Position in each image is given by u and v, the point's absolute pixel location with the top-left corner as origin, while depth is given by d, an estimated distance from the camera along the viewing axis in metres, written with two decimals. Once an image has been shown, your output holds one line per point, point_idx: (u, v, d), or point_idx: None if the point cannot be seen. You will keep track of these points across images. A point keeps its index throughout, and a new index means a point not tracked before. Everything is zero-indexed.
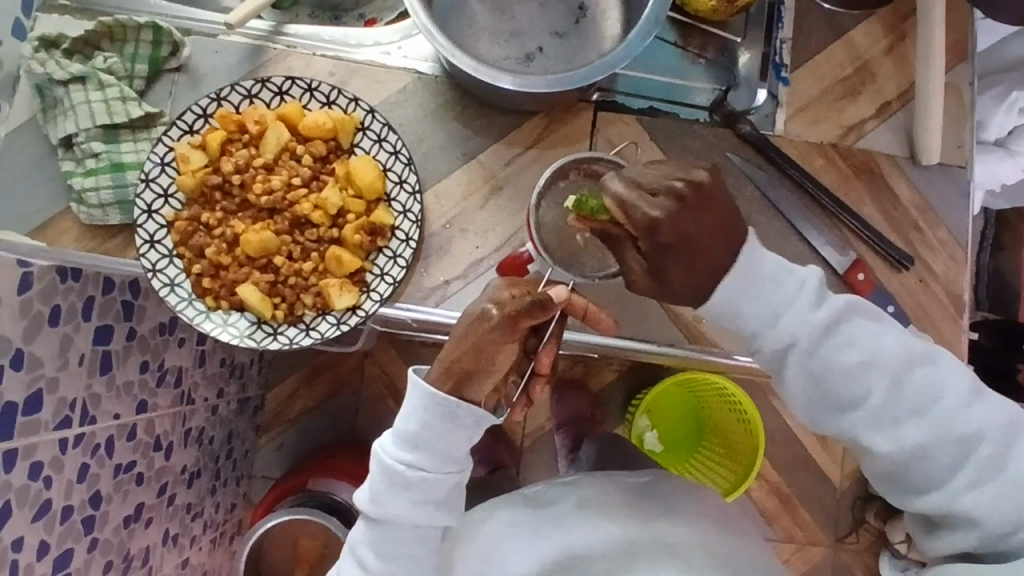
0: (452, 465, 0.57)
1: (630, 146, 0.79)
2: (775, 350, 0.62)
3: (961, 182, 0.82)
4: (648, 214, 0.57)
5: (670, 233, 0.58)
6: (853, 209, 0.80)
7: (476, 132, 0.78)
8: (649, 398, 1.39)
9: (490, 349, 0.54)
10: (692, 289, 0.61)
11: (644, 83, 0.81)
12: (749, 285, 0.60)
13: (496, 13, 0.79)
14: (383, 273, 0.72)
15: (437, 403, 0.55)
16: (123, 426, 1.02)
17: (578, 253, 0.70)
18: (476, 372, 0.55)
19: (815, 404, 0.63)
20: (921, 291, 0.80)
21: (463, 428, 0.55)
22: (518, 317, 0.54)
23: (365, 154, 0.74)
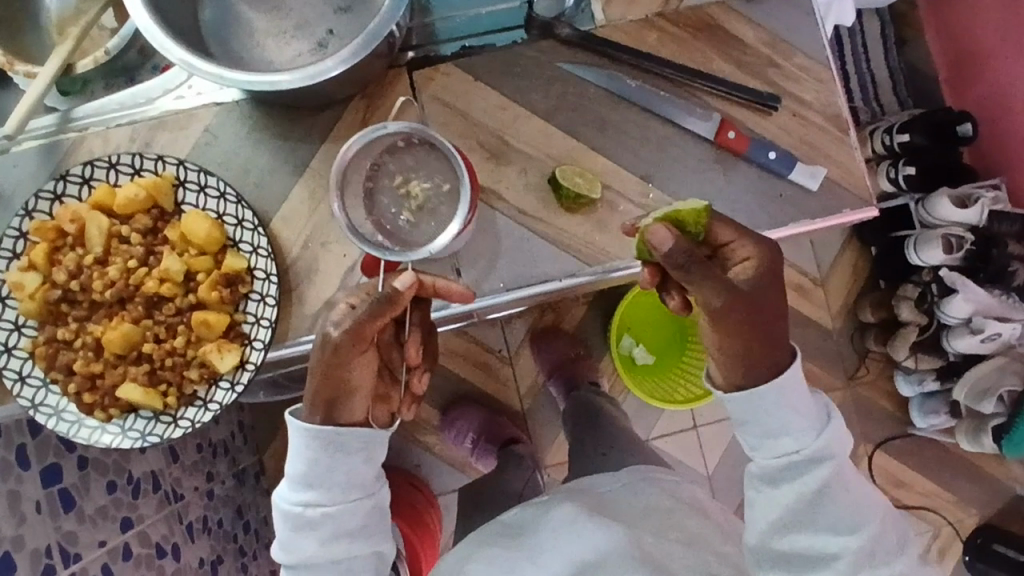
0: (356, 489, 0.58)
1: (459, 94, 0.74)
2: (812, 457, 0.63)
3: (800, 1, 0.78)
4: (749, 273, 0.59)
5: (769, 296, 0.60)
6: (703, 71, 0.76)
7: (300, 141, 0.73)
8: (619, 318, 1.38)
9: (342, 367, 0.56)
10: (757, 355, 0.61)
11: (451, 24, 0.77)
12: (786, 407, 0.62)
13: (270, 12, 0.74)
14: (257, 319, 0.69)
15: (315, 437, 0.57)
16: (114, 550, 1.00)
17: (410, 231, 0.68)
18: (340, 397, 0.57)
19: (798, 511, 0.63)
20: (799, 125, 0.77)
21: (351, 453, 0.57)
22: (358, 329, 0.55)
23: (194, 208, 0.69)
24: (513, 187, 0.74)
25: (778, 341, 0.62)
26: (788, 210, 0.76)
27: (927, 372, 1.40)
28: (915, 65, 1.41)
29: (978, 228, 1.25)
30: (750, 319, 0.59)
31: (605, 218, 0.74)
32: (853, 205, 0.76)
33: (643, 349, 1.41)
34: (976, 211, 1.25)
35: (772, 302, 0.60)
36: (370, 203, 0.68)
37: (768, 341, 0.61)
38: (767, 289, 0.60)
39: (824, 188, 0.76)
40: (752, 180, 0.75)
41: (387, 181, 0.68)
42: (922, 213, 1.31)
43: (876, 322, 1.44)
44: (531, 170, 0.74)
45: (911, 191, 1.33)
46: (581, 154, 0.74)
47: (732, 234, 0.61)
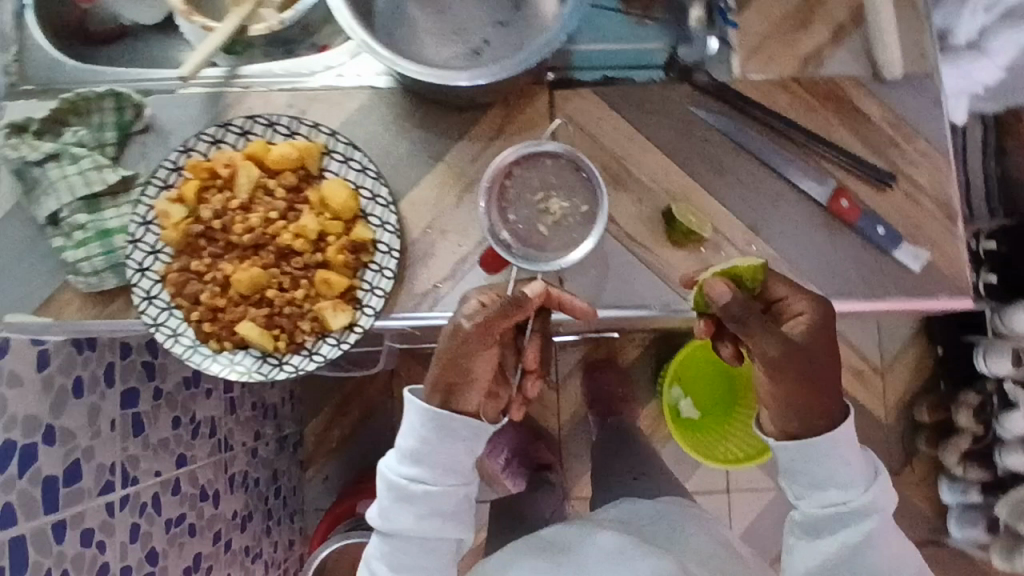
0: (458, 470, 0.63)
1: (592, 119, 0.79)
2: (855, 510, 0.67)
3: (931, 90, 0.81)
4: (810, 321, 0.67)
5: (823, 348, 0.66)
6: (826, 139, 0.79)
7: (439, 133, 0.79)
8: (674, 367, 1.39)
9: (465, 358, 0.61)
10: (812, 407, 0.66)
11: (595, 54, 0.81)
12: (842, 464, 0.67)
13: (436, 15, 0.80)
14: (372, 287, 0.74)
15: (434, 418, 0.62)
16: (166, 482, 1.07)
17: (545, 242, 0.72)
18: (460, 385, 0.62)
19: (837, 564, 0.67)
20: (910, 206, 0.79)
21: (460, 440, 0.63)
22: (488, 324, 0.60)
23: (335, 177, 0.75)
24: (625, 213, 0.78)
25: (830, 395, 0.67)
26: (885, 286, 0.78)
27: (974, 483, 1.37)
28: None
29: None
30: (805, 370, 0.65)
31: (709, 258, 0.77)
32: (950, 293, 0.78)
33: (690, 402, 1.41)
34: None
35: (827, 357, 0.66)
36: (507, 212, 0.72)
37: (822, 397, 0.66)
38: (822, 339, 0.66)
39: (925, 271, 0.78)
40: (855, 250, 0.78)
41: (527, 194, 0.73)
42: (996, 321, 1.28)
43: (930, 423, 1.42)
44: (645, 201, 0.78)
45: (989, 300, 1.31)
46: (694, 194, 0.78)
47: (786, 290, 0.69)
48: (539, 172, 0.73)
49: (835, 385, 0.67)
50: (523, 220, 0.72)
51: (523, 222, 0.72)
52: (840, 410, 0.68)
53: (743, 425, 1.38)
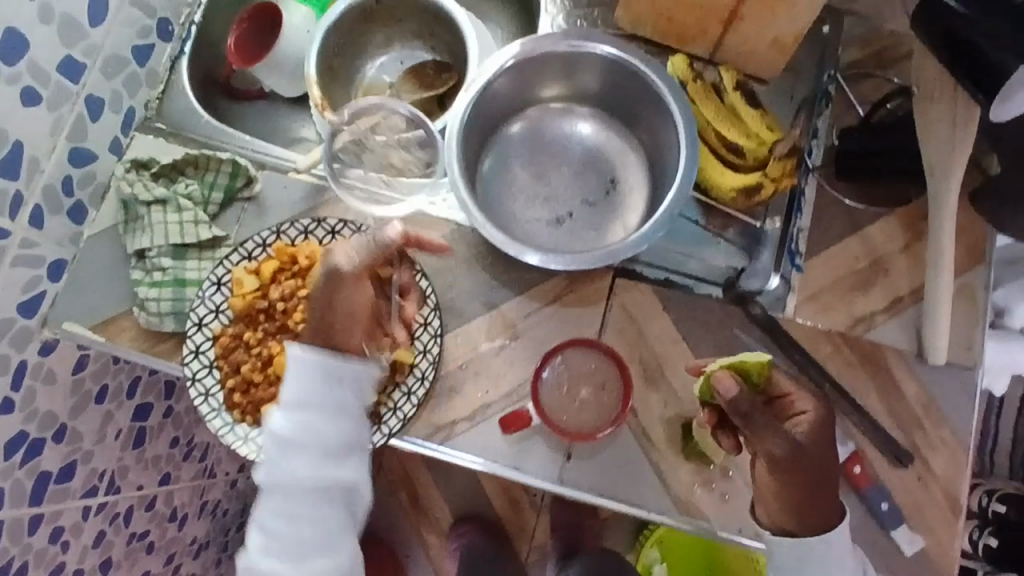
0: (321, 516, 0.70)
1: (645, 315, 0.84)
2: None
3: (970, 385, 0.83)
4: (811, 424, 0.72)
5: (821, 453, 0.71)
6: (857, 401, 0.82)
7: (503, 283, 0.84)
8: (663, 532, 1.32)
9: (343, 293, 0.75)
10: (812, 510, 0.73)
11: (666, 257, 0.86)
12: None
13: (533, 177, 0.87)
14: (395, 407, 0.78)
15: (275, 498, 0.70)
16: (144, 498, 1.07)
17: (583, 414, 0.80)
18: (346, 327, 0.74)
19: None
20: (920, 490, 0.80)
21: (311, 515, 0.70)
22: (362, 265, 0.76)
23: (397, 295, 0.81)
24: (649, 411, 0.81)
25: (826, 499, 0.73)
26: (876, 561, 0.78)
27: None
28: None
29: None
30: (807, 478, 0.71)
31: (713, 479, 0.79)
32: None
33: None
34: None
35: (824, 463, 0.72)
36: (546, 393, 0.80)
37: (821, 500, 0.72)
38: (821, 444, 0.71)
39: (916, 557, 0.79)
40: (855, 514, 0.80)
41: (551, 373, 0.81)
42: None
43: None
44: (670, 405, 0.81)
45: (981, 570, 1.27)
46: None
47: (791, 387, 0.74)
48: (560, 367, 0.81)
49: (830, 489, 0.73)
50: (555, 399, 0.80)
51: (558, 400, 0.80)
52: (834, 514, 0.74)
53: None
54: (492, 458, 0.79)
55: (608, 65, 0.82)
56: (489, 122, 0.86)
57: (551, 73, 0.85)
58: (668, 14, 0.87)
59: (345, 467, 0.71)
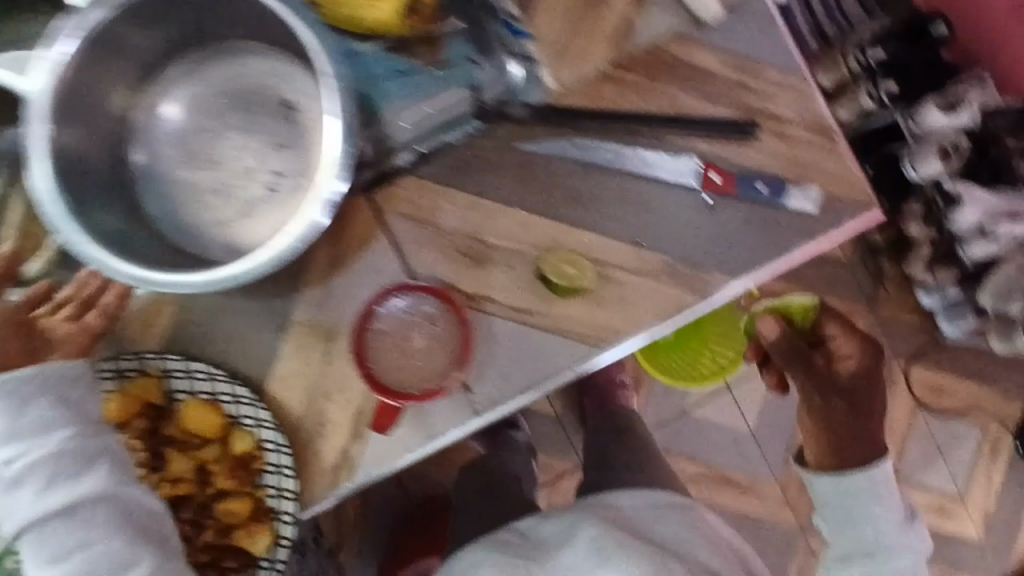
0: (77, 537, 0.61)
1: (427, 206, 0.70)
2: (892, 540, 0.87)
3: (759, 10, 0.72)
4: (849, 365, 0.94)
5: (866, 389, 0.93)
6: (672, 116, 0.71)
7: (277, 293, 0.70)
8: None
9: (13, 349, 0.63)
10: (862, 452, 0.88)
11: (402, 130, 0.67)
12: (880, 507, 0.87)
13: (210, 168, 0.70)
14: (280, 491, 0.67)
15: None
16: None
17: (420, 351, 0.67)
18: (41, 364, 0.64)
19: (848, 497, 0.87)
20: (785, 144, 0.71)
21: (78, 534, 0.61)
22: None
23: (187, 397, 0.67)
24: (503, 288, 0.70)
25: (871, 444, 0.89)
26: (791, 239, 0.71)
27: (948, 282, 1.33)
28: None
29: (972, 129, 1.12)
30: (841, 420, 0.90)
31: (603, 296, 0.71)
32: (856, 215, 0.72)
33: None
34: (968, 114, 1.11)
35: (858, 401, 0.92)
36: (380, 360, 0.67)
37: (864, 441, 0.89)
38: (868, 381, 0.94)
39: (823, 207, 0.72)
40: (747, 218, 0.71)
41: (380, 340, 0.67)
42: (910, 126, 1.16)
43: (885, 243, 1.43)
44: (517, 267, 0.70)
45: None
46: (563, 236, 0.70)
47: (837, 327, 0.95)
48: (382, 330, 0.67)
49: (869, 439, 0.90)
50: (392, 356, 0.67)
51: (394, 358, 0.67)
52: (873, 454, 0.88)
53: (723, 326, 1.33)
54: (404, 451, 0.69)
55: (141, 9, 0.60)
56: (109, 173, 0.66)
57: (115, 68, 0.64)
58: None
59: (92, 500, 0.61)
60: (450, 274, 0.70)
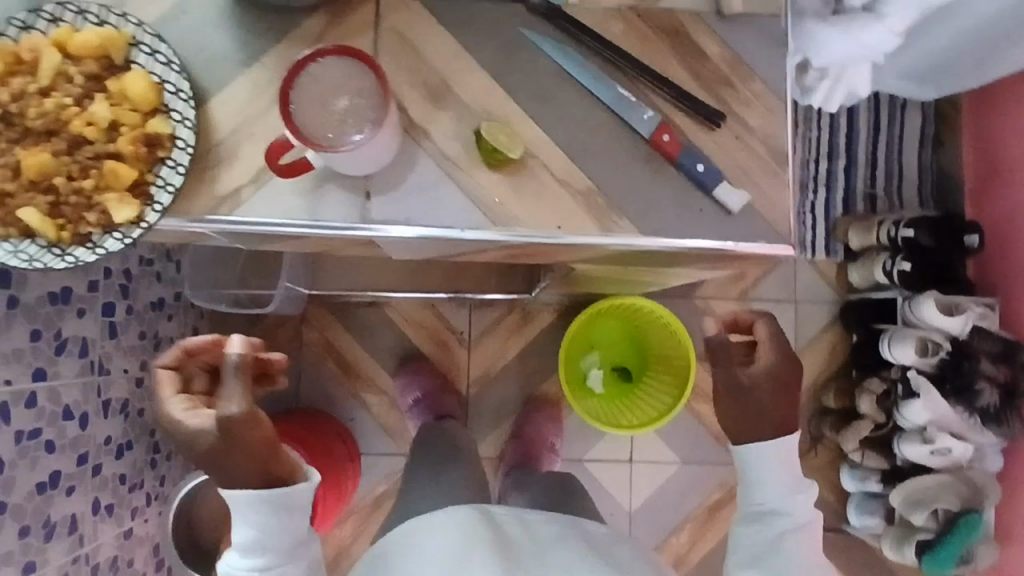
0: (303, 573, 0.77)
1: (419, 34, 0.76)
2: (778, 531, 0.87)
3: (774, 30, 0.78)
4: (767, 364, 0.88)
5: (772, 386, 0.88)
6: (656, 73, 0.77)
7: (259, 35, 0.76)
8: (592, 335, 1.55)
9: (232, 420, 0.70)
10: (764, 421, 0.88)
11: None
12: (760, 461, 0.88)
13: None
14: (164, 183, 0.71)
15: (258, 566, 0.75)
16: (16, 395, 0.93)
17: (337, 103, 0.65)
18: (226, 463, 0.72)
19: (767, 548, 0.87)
20: (737, 147, 0.77)
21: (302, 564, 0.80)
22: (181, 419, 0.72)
23: (140, 68, 0.73)
24: (444, 130, 0.75)
25: (788, 388, 0.89)
26: (703, 226, 0.76)
27: (873, 471, 1.50)
28: (945, 170, 1.65)
29: (956, 337, 1.36)
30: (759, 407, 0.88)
31: (524, 184, 0.75)
32: (770, 239, 0.76)
33: (603, 374, 1.54)
34: (960, 322, 1.35)
35: (790, 384, 0.89)
36: (304, 101, 0.65)
37: (780, 419, 0.89)
38: (785, 366, 0.88)
39: (745, 214, 0.76)
40: (676, 188, 0.76)
41: (309, 82, 0.65)
42: (907, 312, 1.43)
43: (836, 408, 1.57)
44: (464, 122, 0.75)
45: (901, 286, 1.47)
46: (515, 118, 0.76)
47: (767, 334, 0.90)
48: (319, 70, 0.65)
49: (783, 383, 0.88)
50: (315, 101, 0.65)
51: (316, 103, 0.65)
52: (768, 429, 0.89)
53: (654, 390, 1.50)
54: (286, 217, 0.73)
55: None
56: None
57: None
58: None
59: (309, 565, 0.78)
60: (406, 96, 0.75)
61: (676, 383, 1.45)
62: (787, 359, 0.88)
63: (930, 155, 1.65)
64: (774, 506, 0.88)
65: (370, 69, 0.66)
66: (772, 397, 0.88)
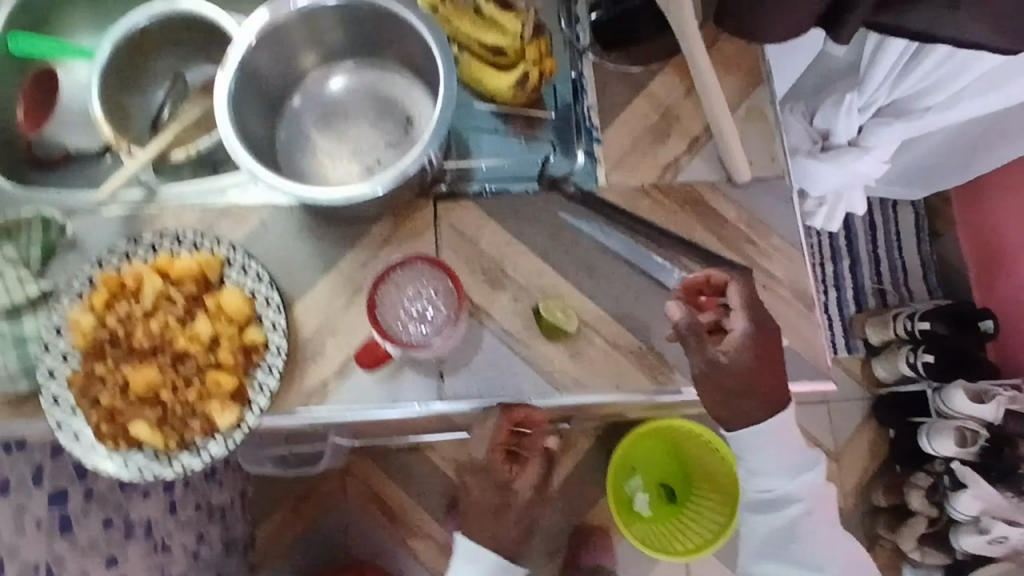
0: None
1: (473, 226, 0.87)
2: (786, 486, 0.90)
3: (782, 191, 0.89)
4: (741, 340, 0.78)
5: (760, 343, 0.78)
6: (685, 239, 0.87)
7: (335, 242, 0.86)
8: (634, 459, 1.57)
9: None
10: (762, 405, 0.83)
11: (492, 169, 0.90)
12: (754, 447, 0.86)
13: (335, 139, 0.89)
14: (261, 386, 0.79)
15: None
16: None
17: (415, 304, 0.75)
18: None
19: (772, 542, 0.92)
20: (766, 296, 0.86)
21: None
22: None
23: (234, 284, 0.82)
24: (503, 309, 0.84)
25: (769, 366, 0.80)
26: None
27: (935, 566, 1.51)
28: (946, 259, 1.76)
29: (992, 424, 1.38)
30: (770, 351, 0.79)
31: (581, 350, 0.83)
32: (810, 376, 0.84)
33: (649, 497, 1.55)
34: (992, 409, 1.37)
35: (766, 368, 0.80)
36: (390, 306, 0.75)
37: (771, 390, 0.82)
38: (760, 356, 0.78)
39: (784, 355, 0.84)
40: None
41: (393, 288, 0.75)
42: (939, 403, 1.47)
43: (889, 507, 1.55)
44: (521, 300, 0.84)
45: (930, 378, 1.51)
46: (566, 291, 0.85)
47: (741, 299, 0.79)
48: (400, 276, 0.76)
49: (768, 370, 0.80)
50: (398, 304, 0.75)
51: (397, 307, 0.75)
52: (765, 410, 0.84)
53: (701, 510, 1.49)
54: (368, 404, 0.80)
55: (344, 10, 0.82)
56: (266, 110, 0.87)
57: (302, 47, 0.86)
58: None
59: None
60: (467, 282, 0.85)
61: (724, 504, 1.45)
62: (757, 323, 0.78)
63: (929, 249, 1.77)
64: (790, 494, 0.90)
65: (445, 278, 0.76)
66: (747, 366, 0.79)
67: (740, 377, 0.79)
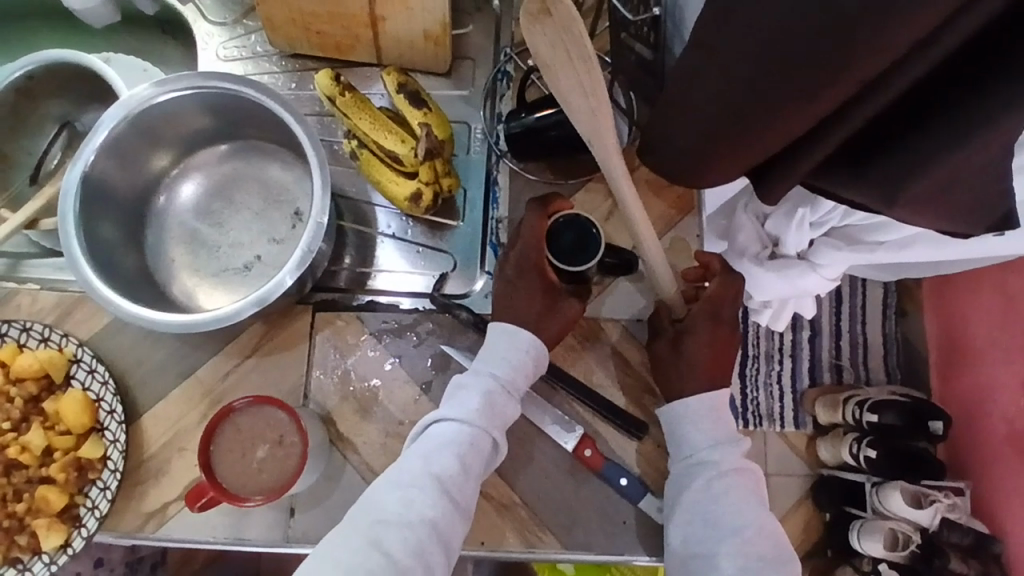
0: None
1: (349, 343, 0.80)
2: (708, 481, 0.70)
3: None
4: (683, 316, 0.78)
5: (703, 330, 0.77)
6: (580, 381, 0.79)
7: (196, 346, 0.79)
8: None
9: None
10: (699, 380, 0.76)
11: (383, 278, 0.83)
12: (689, 422, 0.74)
13: (214, 229, 0.81)
14: (92, 506, 0.73)
15: None
16: None
17: (252, 452, 0.67)
18: None
19: (699, 537, 0.69)
20: (660, 457, 0.79)
21: None
22: None
23: (78, 387, 0.76)
24: (371, 444, 0.77)
25: (719, 340, 0.77)
26: (627, 542, 0.76)
27: None
28: None
29: None
30: (700, 345, 0.76)
31: None
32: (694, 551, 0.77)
33: None
34: None
35: (717, 330, 0.77)
36: (240, 450, 0.67)
37: (706, 364, 0.76)
38: (705, 326, 0.77)
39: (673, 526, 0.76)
40: (599, 499, 0.77)
41: (230, 432, 0.68)
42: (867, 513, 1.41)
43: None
44: (391, 431, 0.77)
45: None
46: None
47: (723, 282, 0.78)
48: (241, 419, 0.68)
49: (721, 337, 0.77)
50: (238, 453, 0.67)
51: (236, 457, 0.67)
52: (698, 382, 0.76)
53: None
54: (209, 535, 0.74)
55: (208, 98, 0.74)
56: (135, 196, 0.78)
57: (176, 127, 0.77)
58: (315, 29, 0.82)
59: None
60: (335, 408, 0.78)
61: None
62: (710, 312, 0.77)
63: None
64: (684, 413, 0.74)
65: (283, 412, 0.68)
66: (705, 338, 0.76)
67: (699, 331, 0.77)
